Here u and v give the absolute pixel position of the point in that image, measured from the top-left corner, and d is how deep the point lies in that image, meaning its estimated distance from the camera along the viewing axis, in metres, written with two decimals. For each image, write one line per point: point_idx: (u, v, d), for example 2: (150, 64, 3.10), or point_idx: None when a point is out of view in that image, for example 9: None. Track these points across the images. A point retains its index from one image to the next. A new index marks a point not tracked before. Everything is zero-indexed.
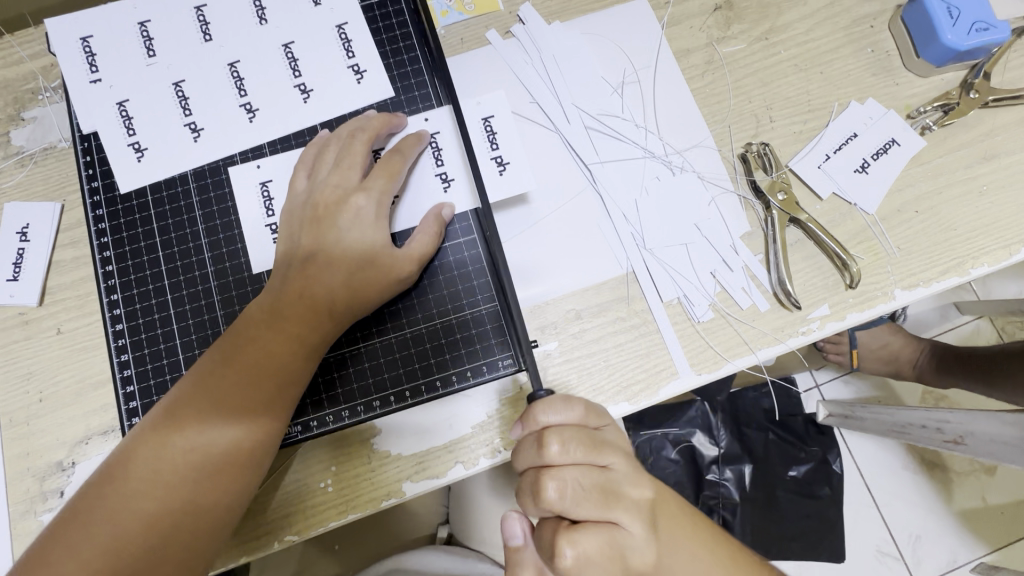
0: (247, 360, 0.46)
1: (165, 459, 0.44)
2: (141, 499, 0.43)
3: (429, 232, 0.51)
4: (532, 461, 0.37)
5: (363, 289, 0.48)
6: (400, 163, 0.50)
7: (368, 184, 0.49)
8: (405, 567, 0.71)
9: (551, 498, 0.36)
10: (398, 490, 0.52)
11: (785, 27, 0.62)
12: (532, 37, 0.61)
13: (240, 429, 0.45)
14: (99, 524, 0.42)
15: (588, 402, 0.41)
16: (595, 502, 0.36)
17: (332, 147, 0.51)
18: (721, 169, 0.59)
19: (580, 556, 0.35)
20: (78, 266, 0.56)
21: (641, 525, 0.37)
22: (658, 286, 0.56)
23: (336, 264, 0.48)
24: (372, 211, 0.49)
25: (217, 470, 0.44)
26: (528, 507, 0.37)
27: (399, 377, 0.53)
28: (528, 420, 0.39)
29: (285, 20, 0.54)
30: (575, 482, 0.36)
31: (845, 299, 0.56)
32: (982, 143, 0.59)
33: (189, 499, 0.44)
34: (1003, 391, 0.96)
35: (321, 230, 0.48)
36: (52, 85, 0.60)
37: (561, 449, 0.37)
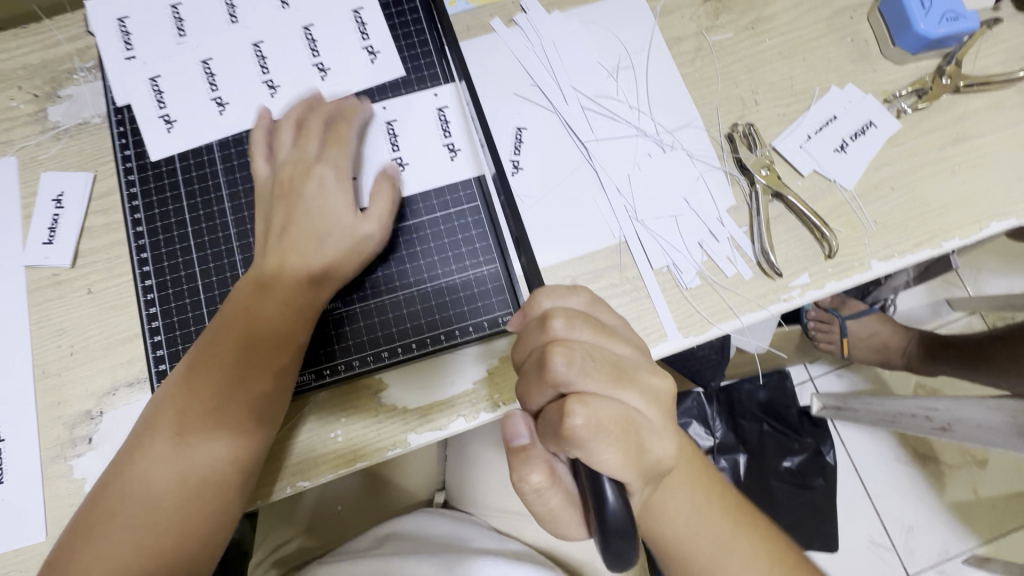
0: (242, 348, 0.49)
1: (173, 448, 0.47)
2: (157, 486, 0.46)
3: (387, 193, 0.54)
4: (539, 339, 0.38)
5: (337, 253, 0.52)
6: (344, 136, 0.54)
7: (325, 156, 0.53)
8: (399, 530, 0.75)
9: (559, 367, 0.35)
10: (402, 441, 0.54)
11: (771, 17, 0.66)
12: (533, 25, 0.65)
13: (238, 414, 0.48)
14: (117, 513, 0.46)
15: (592, 296, 0.43)
16: (605, 372, 0.36)
17: (285, 127, 0.55)
18: (709, 146, 0.63)
19: (591, 420, 0.34)
20: (108, 231, 0.60)
21: (649, 403, 0.37)
22: (648, 255, 0.60)
23: (308, 232, 0.52)
24: (333, 179, 0.53)
25: (222, 455, 0.47)
26: (534, 384, 0.37)
27: (406, 332, 0.57)
28: (530, 308, 0.41)
29: (306, 5, 0.58)
30: (583, 353, 0.36)
31: (825, 268, 0.60)
32: (954, 127, 0.63)
33: (202, 482, 0.47)
34: (987, 376, 1.00)
35: (290, 206, 0.52)
36: (86, 66, 0.65)
37: (563, 324, 0.38)
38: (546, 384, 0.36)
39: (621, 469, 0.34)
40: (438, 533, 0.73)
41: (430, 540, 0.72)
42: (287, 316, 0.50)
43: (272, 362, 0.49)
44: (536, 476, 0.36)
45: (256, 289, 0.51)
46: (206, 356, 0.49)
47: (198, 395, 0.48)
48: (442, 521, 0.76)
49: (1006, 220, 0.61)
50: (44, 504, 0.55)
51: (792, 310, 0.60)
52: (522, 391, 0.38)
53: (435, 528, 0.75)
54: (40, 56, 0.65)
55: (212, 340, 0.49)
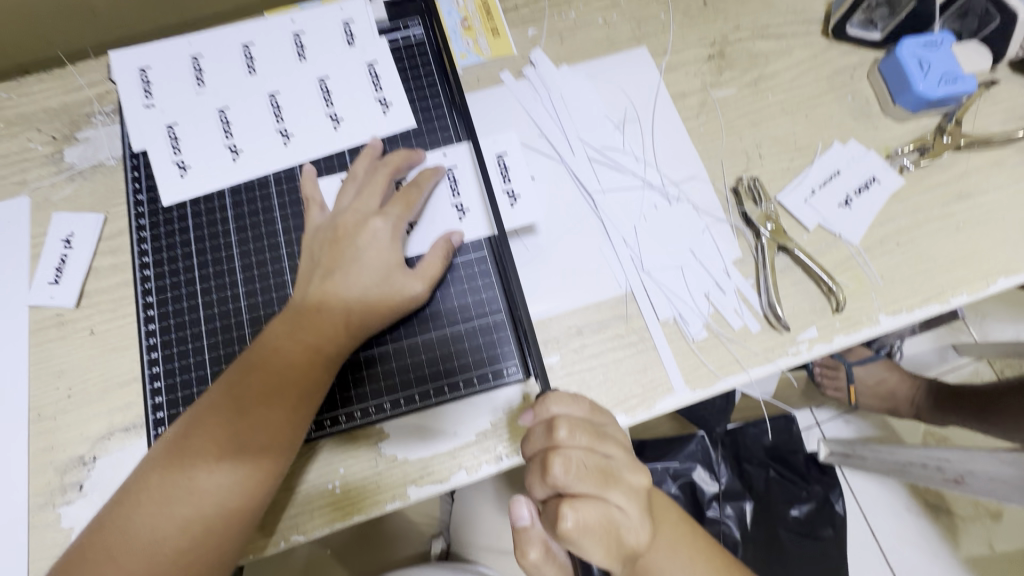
0: (259, 390, 0.48)
1: (181, 486, 0.46)
2: (160, 524, 0.45)
3: (439, 254, 0.55)
4: (542, 443, 0.39)
5: (376, 306, 0.52)
6: (417, 195, 0.55)
7: (386, 210, 0.54)
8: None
9: (556, 473, 0.36)
10: (402, 494, 0.54)
11: (773, 75, 0.68)
12: (542, 78, 0.67)
13: (263, 437, 0.48)
14: (135, 530, 0.45)
15: (595, 403, 0.43)
16: (596, 480, 0.37)
17: (350, 179, 0.56)
18: (714, 199, 0.63)
19: (580, 523, 0.35)
20: (115, 272, 0.61)
21: (632, 503, 0.39)
22: (655, 306, 0.59)
23: (354, 281, 0.52)
24: (388, 233, 0.53)
25: (242, 476, 0.47)
26: (536, 481, 0.38)
27: (409, 382, 0.56)
28: (540, 409, 0.41)
29: (323, 58, 0.60)
30: (580, 459, 0.37)
31: (832, 323, 0.59)
32: (956, 183, 0.63)
33: (204, 528, 0.46)
34: (998, 427, 0.98)
35: (340, 250, 0.52)
36: (105, 110, 0.67)
37: (566, 432, 0.38)
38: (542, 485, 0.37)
39: (605, 560, 0.37)
40: None
41: None
42: (310, 361, 0.50)
43: (288, 408, 0.49)
44: (533, 555, 0.37)
45: (281, 329, 0.51)
46: (226, 394, 0.48)
47: (215, 434, 0.47)
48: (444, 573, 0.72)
49: (1012, 277, 0.61)
50: (28, 555, 0.53)
51: (799, 364, 0.59)
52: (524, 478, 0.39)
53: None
54: (61, 100, 0.67)
55: (231, 379, 0.49)
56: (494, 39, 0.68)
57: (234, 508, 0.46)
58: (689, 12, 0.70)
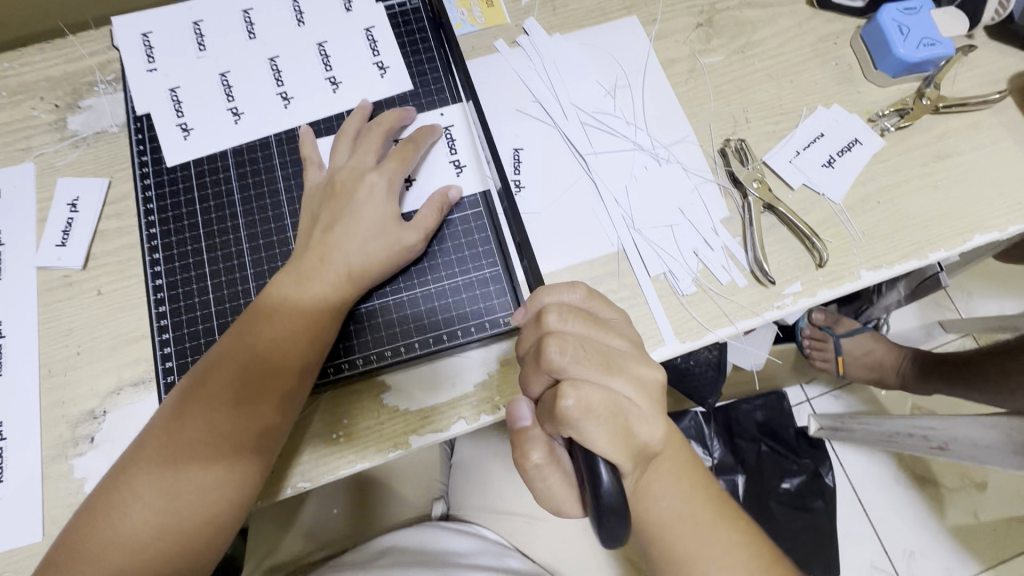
0: (269, 342, 0.51)
1: (197, 432, 0.48)
2: (178, 468, 0.48)
3: (434, 208, 0.57)
4: (535, 333, 0.39)
5: (376, 257, 0.54)
6: (413, 151, 0.57)
7: (382, 165, 0.56)
8: (389, 542, 0.74)
9: (553, 356, 0.37)
10: (404, 442, 0.56)
11: (759, 42, 0.70)
12: (535, 45, 0.68)
13: (274, 384, 0.50)
14: (152, 474, 0.47)
15: (590, 290, 0.44)
16: (593, 361, 0.37)
17: (343, 136, 0.58)
18: (703, 161, 0.66)
19: (581, 403, 0.35)
20: (120, 235, 0.62)
21: (638, 390, 0.38)
22: (646, 263, 0.62)
23: (354, 233, 0.54)
24: (384, 188, 0.55)
25: (253, 423, 0.49)
26: (531, 375, 0.39)
27: (409, 333, 0.58)
28: (532, 302, 0.42)
29: (321, 23, 0.62)
30: (575, 342, 0.37)
31: (815, 278, 0.62)
32: (936, 145, 0.66)
33: (219, 473, 0.48)
34: (979, 392, 1.01)
35: (339, 205, 0.54)
36: (107, 79, 0.68)
37: (559, 319, 0.39)
38: (542, 372, 0.37)
39: (610, 448, 0.35)
40: (422, 544, 0.72)
41: (410, 550, 0.71)
42: (315, 311, 0.52)
43: (296, 358, 0.51)
44: (538, 454, 0.38)
45: (287, 284, 0.53)
46: (238, 345, 0.51)
47: (226, 384, 0.49)
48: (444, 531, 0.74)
49: (988, 234, 0.63)
50: (42, 504, 0.54)
51: (784, 317, 0.61)
52: (523, 381, 0.40)
53: (413, 538, 0.73)
54: (63, 69, 0.68)
55: (241, 331, 0.51)
56: (488, 8, 0.69)
57: (247, 455, 0.49)
58: None
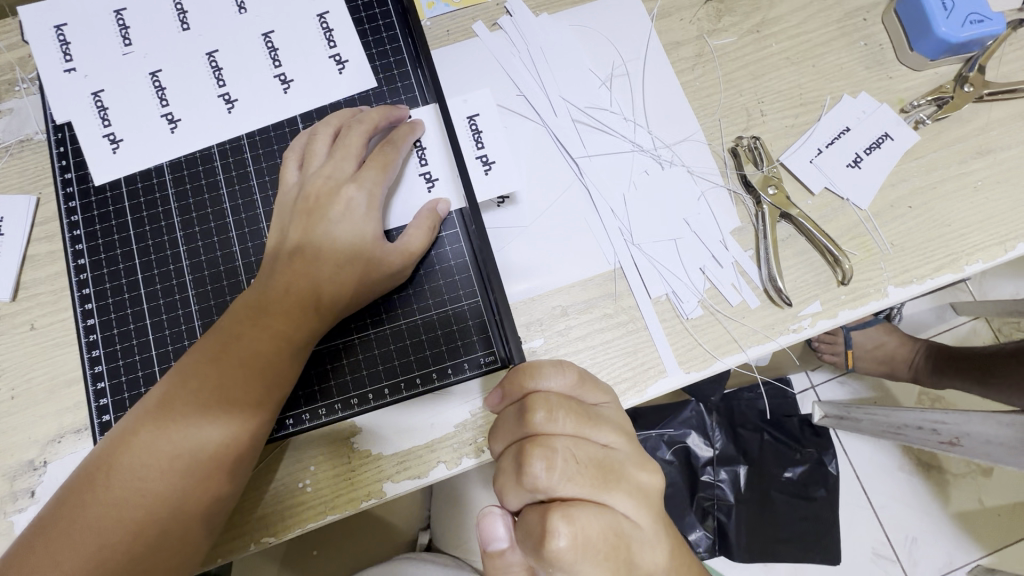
0: (218, 384, 0.44)
1: (132, 487, 0.42)
2: (108, 527, 0.41)
3: (424, 227, 0.50)
4: (516, 435, 0.34)
5: (353, 285, 0.47)
6: (393, 156, 0.49)
7: (361, 175, 0.48)
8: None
9: (538, 474, 0.31)
10: (378, 491, 0.50)
11: (777, 19, 0.61)
12: (519, 29, 0.59)
13: (224, 434, 0.44)
14: (76, 533, 0.40)
15: (583, 370, 0.38)
16: (587, 477, 0.32)
17: (322, 136, 0.50)
18: (711, 162, 0.58)
19: (576, 540, 0.30)
20: (53, 261, 0.55)
21: (639, 507, 0.33)
22: (646, 283, 0.55)
23: (327, 257, 0.47)
24: (364, 203, 0.48)
25: (200, 478, 0.43)
26: (510, 488, 0.33)
27: (378, 376, 0.52)
28: (509, 387, 0.36)
29: (265, 9, 0.53)
30: (565, 455, 0.32)
31: (837, 296, 0.55)
32: (977, 138, 0.58)
33: (157, 535, 0.42)
34: (997, 392, 0.95)
35: (311, 222, 0.47)
36: (29, 76, 0.59)
37: (543, 418, 0.33)
38: (523, 489, 0.32)
39: None
40: None
41: None
42: (278, 350, 0.45)
43: (252, 402, 0.44)
44: None
45: (245, 313, 0.46)
46: (183, 385, 0.44)
47: (169, 431, 0.43)
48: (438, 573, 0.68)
49: None
50: None
51: (801, 341, 0.55)
52: (498, 489, 0.34)
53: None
54: None
55: (187, 369, 0.44)
56: None
57: (191, 514, 0.43)
58: None
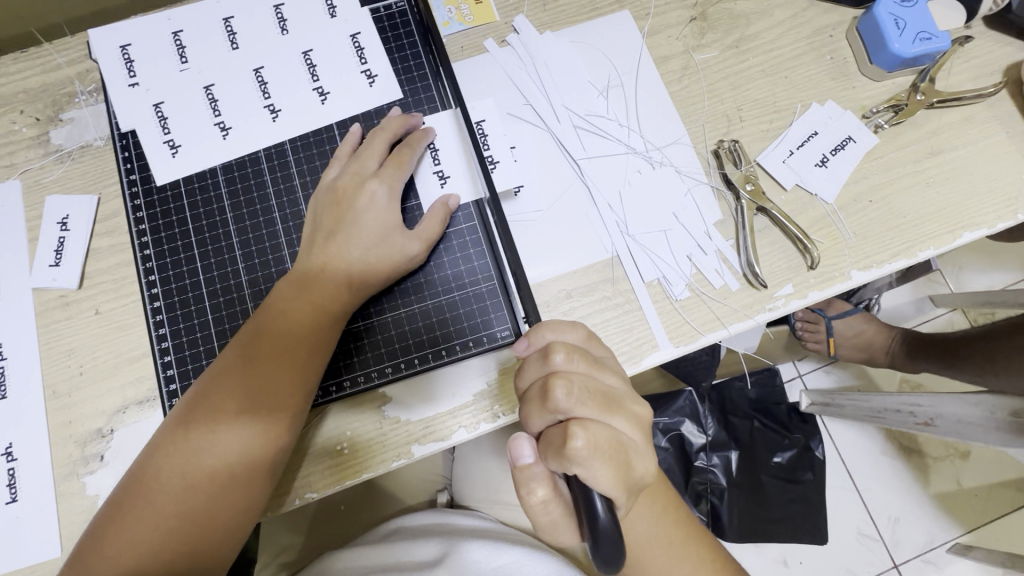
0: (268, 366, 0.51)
1: (200, 442, 0.49)
2: (183, 476, 0.49)
3: (438, 216, 0.57)
4: (538, 373, 0.40)
5: (379, 265, 0.55)
6: (410, 156, 0.57)
7: (382, 173, 0.56)
8: (401, 525, 0.76)
9: (559, 397, 0.38)
10: (407, 452, 0.57)
11: (753, 36, 0.69)
12: (526, 45, 0.67)
13: (273, 397, 0.50)
14: (159, 481, 0.49)
15: (590, 331, 0.46)
16: (595, 402, 0.39)
17: (348, 142, 0.58)
18: (696, 162, 0.65)
19: (590, 442, 0.37)
20: (114, 253, 0.62)
21: (632, 428, 0.40)
22: (641, 269, 0.62)
23: (357, 242, 0.54)
24: (384, 196, 0.55)
25: (253, 433, 0.50)
26: (535, 411, 0.39)
27: (408, 348, 0.59)
28: (533, 338, 0.43)
29: (305, 31, 0.60)
30: (580, 383, 0.39)
31: (808, 279, 0.62)
32: (929, 140, 0.66)
33: (224, 484, 0.49)
34: (963, 372, 1.03)
35: (341, 212, 0.55)
36: (88, 89, 0.66)
37: (564, 359, 0.40)
38: (550, 410, 0.38)
39: (615, 488, 0.36)
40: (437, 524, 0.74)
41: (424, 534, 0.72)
42: (317, 323, 0.52)
43: (298, 378, 0.51)
44: (541, 491, 0.38)
45: (286, 296, 0.53)
46: (239, 362, 0.51)
47: (229, 394, 0.50)
48: (433, 513, 0.76)
49: (977, 230, 0.64)
50: (59, 521, 0.56)
51: (776, 319, 0.62)
52: (523, 415, 0.40)
53: (420, 518, 0.76)
54: (42, 80, 0.66)
55: (242, 343, 0.52)
56: (476, 5, 0.67)
57: (249, 467, 0.50)
58: None
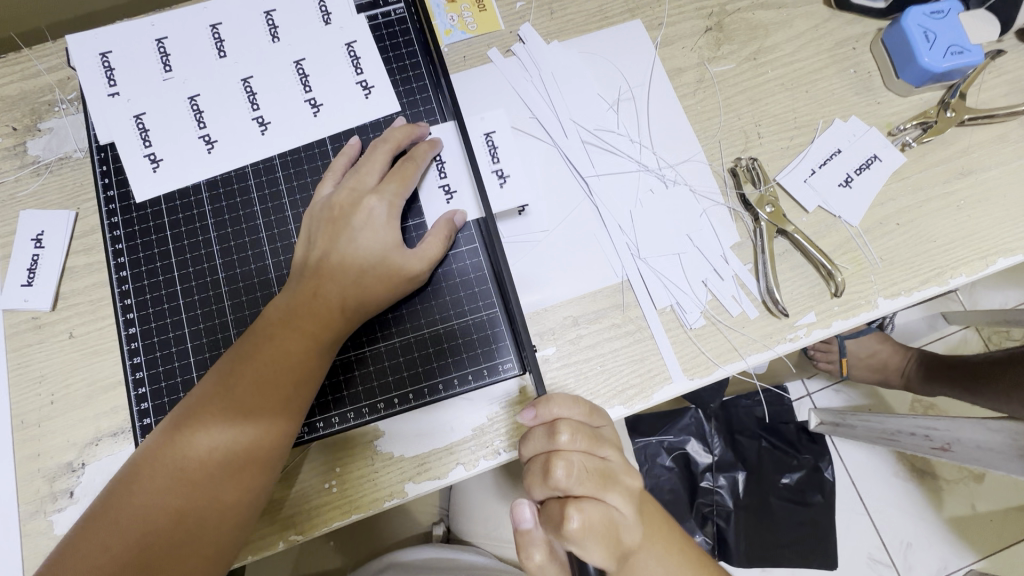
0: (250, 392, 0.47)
1: (173, 475, 0.45)
2: (150, 512, 0.44)
3: (440, 234, 0.53)
4: (540, 449, 0.38)
5: (375, 287, 0.50)
6: (413, 171, 0.53)
7: (382, 188, 0.52)
8: (395, 560, 0.71)
9: (559, 478, 0.35)
10: (400, 491, 0.53)
11: (772, 48, 0.65)
12: (532, 55, 0.63)
13: (256, 429, 0.46)
14: (123, 518, 0.44)
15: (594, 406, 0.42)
16: (595, 482, 0.36)
17: (348, 155, 0.54)
18: (712, 182, 0.62)
19: (585, 525, 0.34)
20: (90, 272, 0.58)
21: (629, 503, 0.37)
22: (652, 294, 0.58)
23: (351, 263, 0.50)
24: (384, 212, 0.51)
25: (231, 465, 0.45)
26: (535, 484, 0.36)
27: (402, 381, 0.55)
28: (541, 409, 0.39)
29: (298, 38, 0.57)
30: (581, 463, 0.36)
31: (831, 307, 0.58)
32: (960, 160, 0.62)
33: (194, 523, 0.45)
34: (983, 398, 0.98)
35: (336, 230, 0.51)
36: (68, 97, 0.62)
37: (567, 434, 0.37)
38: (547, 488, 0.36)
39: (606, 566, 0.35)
40: (434, 559, 0.69)
41: (417, 569, 0.67)
42: (308, 351, 0.48)
43: (282, 407, 0.47)
44: (538, 556, 0.37)
45: (276, 318, 0.49)
46: (220, 389, 0.47)
47: (207, 424, 0.46)
48: (429, 549, 0.72)
49: (1011, 256, 0.60)
50: (23, 562, 0.52)
51: (797, 350, 0.58)
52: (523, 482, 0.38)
53: (414, 554, 0.71)
54: (20, 88, 0.62)
55: (225, 368, 0.48)
56: (480, 12, 0.64)
57: (224, 506, 0.45)
58: None
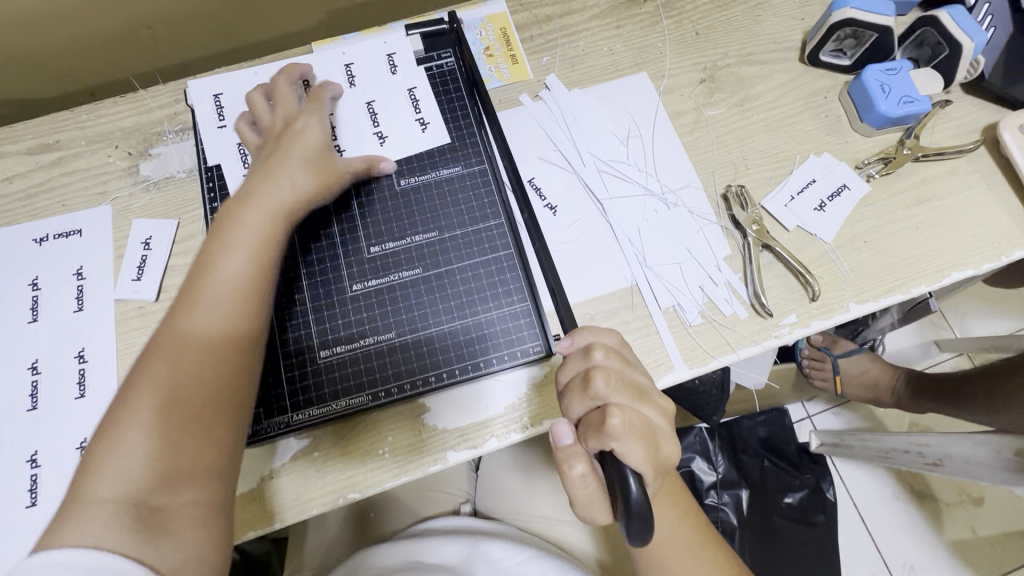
0: (204, 401, 0.49)
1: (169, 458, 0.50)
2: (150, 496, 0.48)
3: (359, 160, 0.66)
4: (580, 365, 0.47)
5: (316, 178, 0.61)
6: (323, 94, 0.66)
7: (307, 108, 0.64)
8: (434, 524, 0.81)
9: (599, 385, 0.44)
10: (442, 457, 0.62)
11: (756, 96, 0.78)
12: (556, 99, 0.76)
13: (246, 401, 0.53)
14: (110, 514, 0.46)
15: (622, 339, 0.52)
16: (629, 392, 0.45)
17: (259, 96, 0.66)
18: (707, 205, 0.73)
19: (624, 421, 0.43)
20: (188, 270, 0.70)
21: (663, 418, 0.47)
22: (657, 296, 0.69)
23: (298, 152, 0.61)
24: (316, 123, 0.64)
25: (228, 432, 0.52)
26: (576, 398, 0.46)
27: (449, 360, 0.65)
28: (577, 337, 0.50)
29: (370, 85, 0.72)
30: (616, 375, 0.46)
31: (809, 310, 0.69)
32: (917, 189, 0.73)
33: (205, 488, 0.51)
34: (966, 411, 1.06)
35: (280, 140, 0.62)
36: (174, 129, 0.76)
37: (601, 354, 0.47)
38: (588, 398, 0.45)
39: (644, 464, 0.42)
40: (470, 525, 0.79)
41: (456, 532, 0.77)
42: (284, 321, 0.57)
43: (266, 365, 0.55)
44: (579, 468, 0.44)
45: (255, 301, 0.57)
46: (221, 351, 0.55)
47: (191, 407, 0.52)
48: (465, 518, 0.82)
49: (964, 270, 0.70)
50: None
51: (782, 345, 0.68)
52: (564, 404, 0.47)
53: (450, 521, 0.81)
54: (136, 121, 0.76)
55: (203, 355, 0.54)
56: (514, 65, 0.78)
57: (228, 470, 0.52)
58: (683, 41, 0.80)
